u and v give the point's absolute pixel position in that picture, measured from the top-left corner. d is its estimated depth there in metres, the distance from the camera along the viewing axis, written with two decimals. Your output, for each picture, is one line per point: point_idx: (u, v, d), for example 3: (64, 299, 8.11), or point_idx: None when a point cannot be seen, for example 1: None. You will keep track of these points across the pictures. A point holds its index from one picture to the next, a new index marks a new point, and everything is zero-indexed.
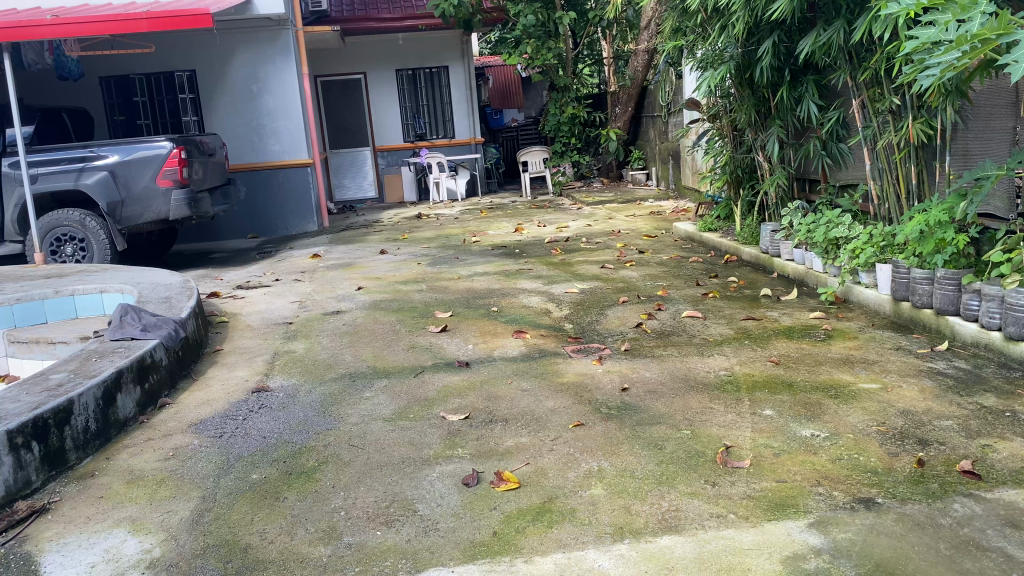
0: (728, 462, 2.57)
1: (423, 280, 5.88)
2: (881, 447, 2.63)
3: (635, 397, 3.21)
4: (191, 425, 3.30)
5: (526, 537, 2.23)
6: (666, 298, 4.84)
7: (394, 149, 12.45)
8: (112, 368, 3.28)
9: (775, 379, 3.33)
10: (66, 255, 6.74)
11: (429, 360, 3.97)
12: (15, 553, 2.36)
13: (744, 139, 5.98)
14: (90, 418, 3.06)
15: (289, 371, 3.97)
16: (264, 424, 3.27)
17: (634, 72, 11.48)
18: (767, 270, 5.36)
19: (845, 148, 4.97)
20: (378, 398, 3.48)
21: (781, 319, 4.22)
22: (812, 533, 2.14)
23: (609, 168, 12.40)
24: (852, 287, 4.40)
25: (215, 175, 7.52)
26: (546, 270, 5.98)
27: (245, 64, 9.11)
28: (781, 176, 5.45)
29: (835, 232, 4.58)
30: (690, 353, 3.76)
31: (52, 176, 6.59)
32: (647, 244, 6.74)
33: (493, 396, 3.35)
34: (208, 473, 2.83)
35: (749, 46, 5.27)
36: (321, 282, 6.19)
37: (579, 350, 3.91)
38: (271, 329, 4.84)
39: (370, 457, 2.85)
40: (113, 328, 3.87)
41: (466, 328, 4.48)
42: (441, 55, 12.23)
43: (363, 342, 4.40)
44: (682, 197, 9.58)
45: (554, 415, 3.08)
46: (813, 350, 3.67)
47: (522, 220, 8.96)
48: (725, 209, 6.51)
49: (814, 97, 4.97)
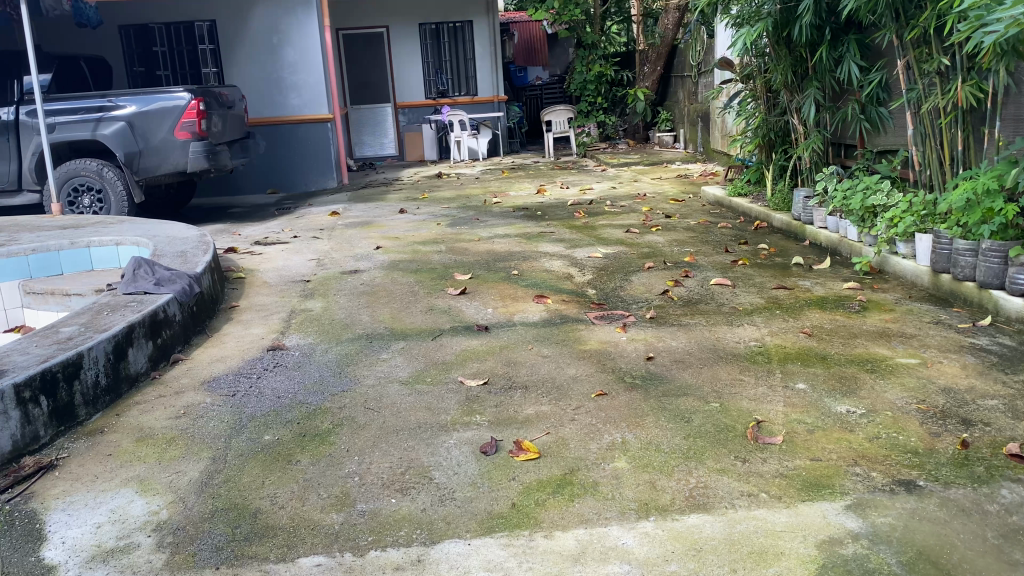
0: (759, 437, 2.46)
1: (443, 241, 5.76)
2: (921, 426, 2.49)
3: (661, 367, 3.09)
4: (204, 383, 3.23)
5: (546, 510, 2.13)
6: (693, 265, 4.68)
7: (415, 106, 12.26)
8: (123, 322, 3.19)
9: (809, 351, 3.19)
10: (84, 206, 6.66)
11: (448, 323, 3.86)
12: (20, 511, 2.30)
13: (779, 101, 5.77)
14: (100, 372, 2.99)
15: (305, 330, 3.88)
16: (279, 383, 3.19)
17: (664, 30, 11.23)
18: (798, 237, 5.18)
19: (885, 112, 4.74)
20: (395, 360, 3.39)
21: (813, 289, 4.07)
22: (849, 517, 2.02)
23: (635, 130, 12.15)
24: (888, 257, 4.22)
25: (235, 128, 7.42)
26: (568, 233, 5.84)
27: (267, 16, 8.92)
28: (816, 140, 5.20)
29: (873, 200, 4.34)
30: (718, 323, 3.62)
31: (70, 125, 6.49)
32: (674, 208, 6.56)
33: (512, 361, 3.25)
34: (220, 433, 2.75)
35: (786, 3, 5.00)
36: (339, 240, 6.10)
37: (603, 317, 3.79)
38: (289, 287, 4.75)
39: (387, 421, 2.76)
40: (127, 281, 3.77)
41: (486, 291, 4.37)
42: (465, 10, 11.94)
43: (381, 302, 4.30)
44: (710, 160, 9.36)
45: (576, 384, 2.97)
46: (848, 322, 3.52)
47: (545, 181, 8.79)
48: (755, 173, 6.34)
49: (856, 58, 4.70)
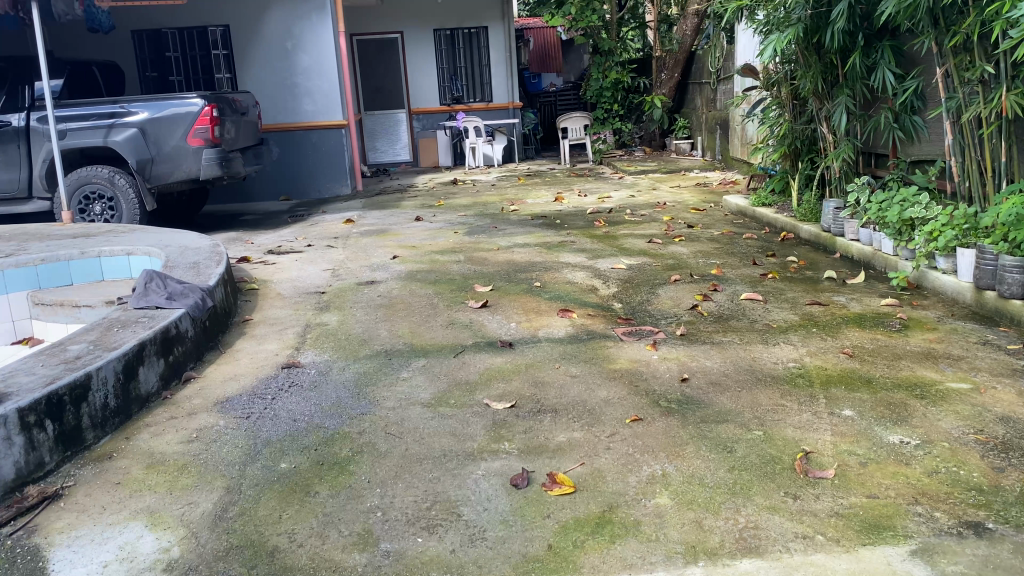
0: (810, 471, 2.30)
1: (461, 250, 5.62)
2: (983, 460, 2.33)
3: (697, 390, 2.93)
4: (217, 403, 3.09)
5: (585, 553, 1.97)
6: (721, 278, 4.52)
7: (430, 112, 12.16)
8: (134, 340, 3.06)
9: (852, 374, 3.03)
10: (95, 213, 6.55)
11: (470, 338, 3.71)
12: (23, 546, 2.16)
13: (806, 108, 5.61)
14: (109, 394, 2.86)
15: (321, 346, 3.74)
16: (294, 405, 3.05)
17: (681, 36, 11.06)
18: (828, 249, 5.01)
19: (920, 120, 4.57)
20: (416, 379, 3.24)
21: (849, 305, 3.91)
22: (916, 564, 1.86)
23: (652, 138, 11.96)
24: (926, 272, 4.05)
25: (248, 135, 7.32)
26: (589, 243, 5.69)
27: (281, 20, 8.82)
28: (847, 149, 5.04)
29: (911, 212, 4.16)
30: (753, 341, 3.46)
31: (82, 132, 6.38)
32: (697, 218, 6.40)
33: (539, 382, 3.10)
34: (234, 460, 2.61)
35: (818, 8, 4.84)
36: (355, 249, 5.96)
37: (631, 333, 3.64)
38: (304, 299, 4.62)
39: (409, 448, 2.61)
40: (137, 295, 3.64)
41: (508, 304, 4.22)
42: (480, 15, 11.83)
43: (400, 315, 4.15)
44: (729, 168, 9.20)
45: (608, 407, 2.81)
46: (891, 341, 3.36)
47: (562, 189, 8.63)
48: (780, 183, 6.18)
49: (891, 65, 4.53)
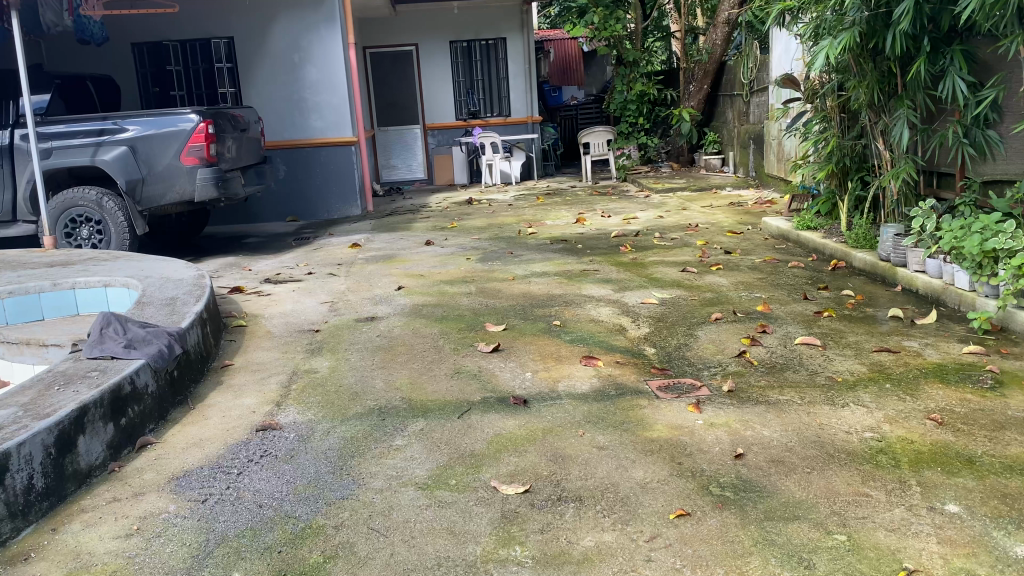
0: None
1: (473, 280, 5.09)
2: None
3: (757, 472, 2.36)
4: (172, 481, 2.56)
5: None
6: (769, 316, 3.95)
7: (446, 127, 11.69)
8: (73, 404, 2.55)
9: (947, 450, 2.45)
10: (82, 238, 6.09)
11: (478, 394, 3.16)
12: None
13: (857, 122, 5.05)
14: (35, 474, 2.34)
15: (305, 401, 3.20)
16: (263, 484, 2.51)
17: (711, 46, 10.51)
18: (887, 281, 4.43)
19: (996, 136, 3.99)
20: (412, 449, 2.69)
21: (925, 352, 3.32)
22: None
23: (679, 152, 11.36)
24: (1014, 313, 3.46)
25: (250, 153, 6.85)
26: (615, 271, 5.14)
27: (289, 33, 8.38)
28: (908, 167, 4.46)
29: (993, 242, 3.57)
30: (817, 401, 2.88)
31: (68, 150, 5.94)
32: (734, 242, 5.84)
33: (560, 456, 2.54)
34: (174, 566, 2.08)
35: (876, 9, 4.23)
36: (358, 278, 5.45)
37: (668, 388, 3.08)
38: (294, 338, 4.09)
39: (396, 553, 2.06)
40: (93, 343, 3.14)
41: (523, 348, 3.68)
42: (498, 25, 11.35)
43: (399, 362, 3.61)
44: (765, 185, 8.63)
45: (647, 496, 2.25)
46: (985, 403, 2.77)
47: (584, 209, 8.09)
48: (826, 204, 5.61)
49: (961, 72, 3.98)
